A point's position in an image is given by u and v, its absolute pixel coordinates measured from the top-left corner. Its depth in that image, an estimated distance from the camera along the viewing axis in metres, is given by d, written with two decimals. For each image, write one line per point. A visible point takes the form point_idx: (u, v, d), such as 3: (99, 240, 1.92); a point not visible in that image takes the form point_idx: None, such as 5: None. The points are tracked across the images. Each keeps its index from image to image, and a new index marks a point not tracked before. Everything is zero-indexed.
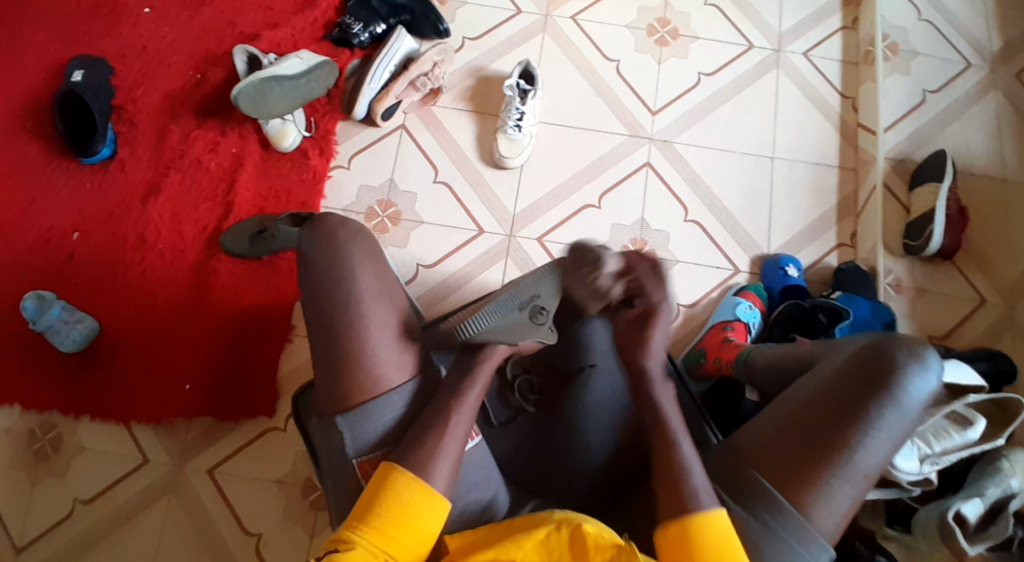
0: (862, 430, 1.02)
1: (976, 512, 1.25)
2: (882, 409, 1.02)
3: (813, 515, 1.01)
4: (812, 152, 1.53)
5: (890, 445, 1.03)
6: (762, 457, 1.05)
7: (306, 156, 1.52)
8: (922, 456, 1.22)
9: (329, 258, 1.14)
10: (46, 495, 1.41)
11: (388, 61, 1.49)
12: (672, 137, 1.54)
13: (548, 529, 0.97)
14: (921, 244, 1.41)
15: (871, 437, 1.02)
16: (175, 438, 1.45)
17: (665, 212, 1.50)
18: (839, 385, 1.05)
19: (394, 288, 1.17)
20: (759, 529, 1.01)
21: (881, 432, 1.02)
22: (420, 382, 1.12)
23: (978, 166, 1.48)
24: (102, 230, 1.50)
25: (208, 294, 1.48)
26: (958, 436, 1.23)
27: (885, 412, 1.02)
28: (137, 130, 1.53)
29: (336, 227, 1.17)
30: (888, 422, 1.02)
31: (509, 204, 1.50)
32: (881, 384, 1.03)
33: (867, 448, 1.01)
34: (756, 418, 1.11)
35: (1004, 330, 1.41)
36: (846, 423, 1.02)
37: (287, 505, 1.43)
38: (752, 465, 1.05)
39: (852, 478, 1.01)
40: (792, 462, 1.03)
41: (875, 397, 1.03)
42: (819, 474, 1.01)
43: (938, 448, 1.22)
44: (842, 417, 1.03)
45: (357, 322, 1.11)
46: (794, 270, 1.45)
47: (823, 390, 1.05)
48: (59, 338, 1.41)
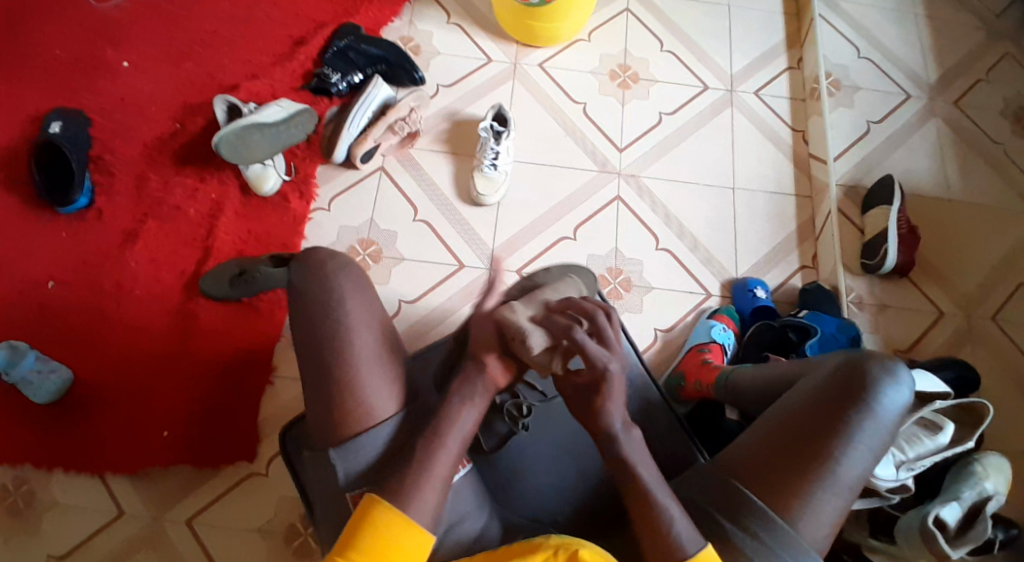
0: (845, 443, 1.06)
1: (954, 515, 1.29)
2: (862, 421, 1.07)
3: (802, 525, 1.04)
4: (770, 182, 1.63)
5: (870, 456, 1.07)
6: (752, 474, 1.08)
7: (286, 201, 1.55)
8: (898, 463, 1.27)
9: (316, 290, 1.13)
10: (14, 554, 1.35)
11: (366, 108, 1.54)
12: (640, 171, 1.62)
13: (546, 554, 0.97)
14: (878, 262, 1.50)
15: (852, 449, 1.06)
16: (154, 488, 1.41)
17: (637, 241, 1.56)
18: (820, 402, 1.09)
19: (380, 317, 1.16)
20: (755, 546, 1.03)
21: (861, 444, 1.06)
22: (408, 411, 1.11)
23: (924, 188, 1.60)
24: (79, 276, 1.49)
25: (188, 339, 1.47)
26: (930, 442, 1.28)
27: (864, 425, 1.07)
28: (115, 178, 1.55)
29: (323, 260, 1.17)
30: (867, 434, 1.07)
31: (488, 238, 1.54)
32: (859, 398, 1.08)
33: (849, 460, 1.06)
34: (741, 437, 1.13)
35: (964, 339, 1.50)
36: (829, 438, 1.06)
37: (270, 552, 1.39)
38: (741, 481, 1.08)
39: (836, 489, 1.05)
40: (781, 475, 1.06)
41: (855, 410, 1.07)
42: (805, 485, 1.05)
43: (912, 454, 1.28)
44: (824, 432, 1.07)
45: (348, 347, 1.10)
46: (762, 292, 1.52)
47: (805, 407, 1.10)
48: (32, 389, 1.37)
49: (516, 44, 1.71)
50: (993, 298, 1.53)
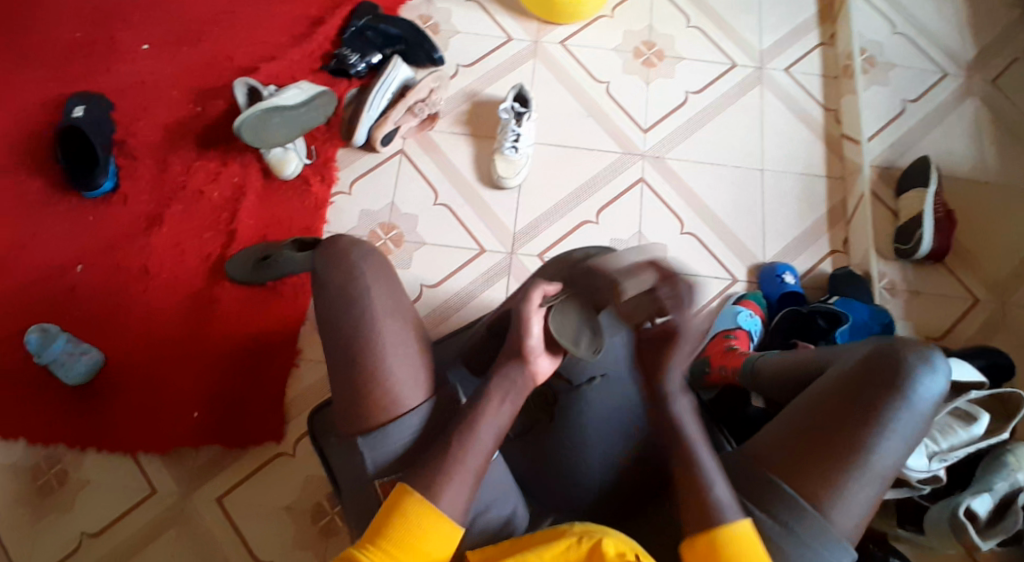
0: (879, 432, 1.03)
1: (986, 507, 1.26)
2: (896, 410, 1.04)
3: (834, 514, 1.02)
4: (800, 163, 1.58)
5: (905, 446, 1.05)
6: (782, 463, 1.05)
7: (308, 184, 1.54)
8: (930, 454, 1.24)
9: (339, 278, 1.13)
10: (51, 530, 1.39)
11: (384, 90, 1.52)
12: (664, 152, 1.58)
13: (569, 543, 0.97)
14: (912, 246, 1.46)
15: (887, 439, 1.03)
16: (183, 467, 1.43)
17: (661, 225, 1.53)
18: (853, 391, 1.06)
19: (403, 306, 1.16)
20: (783, 535, 1.02)
21: (896, 433, 1.04)
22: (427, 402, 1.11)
23: (960, 170, 1.54)
24: (105, 261, 1.50)
25: (212, 323, 1.48)
26: (963, 432, 1.26)
27: (899, 413, 1.04)
28: (138, 162, 1.55)
29: (344, 248, 1.16)
30: (902, 423, 1.04)
31: (509, 222, 1.53)
32: (894, 386, 1.05)
33: (883, 449, 1.03)
34: (770, 424, 1.11)
35: (999, 326, 1.45)
36: (863, 427, 1.04)
37: (297, 532, 1.41)
38: (771, 470, 1.06)
39: (869, 478, 1.03)
40: (812, 464, 1.04)
41: (890, 399, 1.05)
42: (836, 473, 1.02)
43: (945, 445, 1.25)
44: (857, 420, 1.04)
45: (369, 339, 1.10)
46: (791, 277, 1.48)
47: (837, 394, 1.07)
48: (64, 370, 1.40)
49: (537, 22, 1.68)
50: None
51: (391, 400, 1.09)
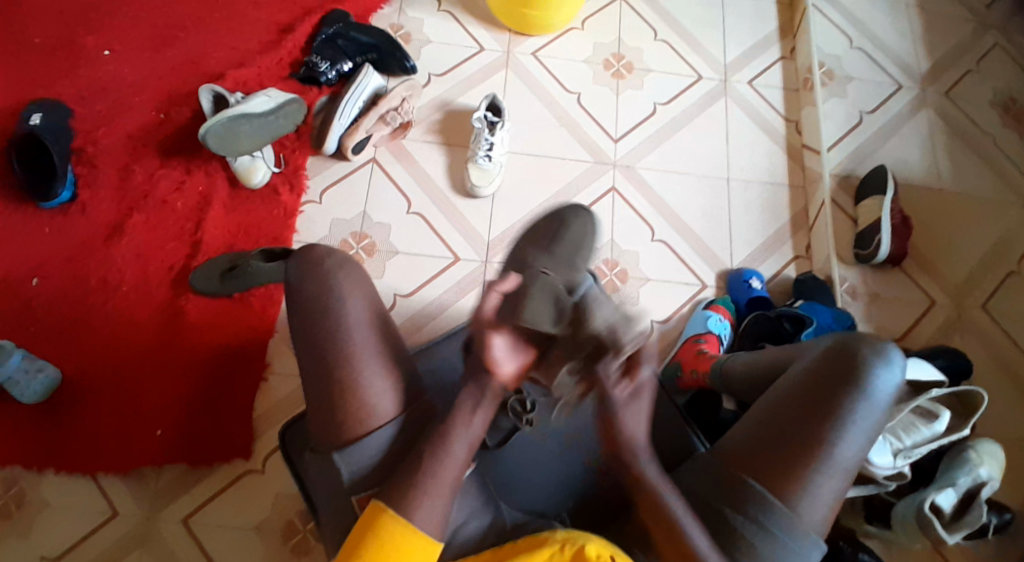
0: (840, 425, 1.06)
1: (950, 502, 1.32)
2: (855, 403, 1.07)
3: (800, 508, 1.04)
4: (764, 173, 1.63)
5: (866, 438, 1.07)
6: (749, 461, 1.08)
7: (276, 193, 1.52)
8: (895, 451, 1.29)
9: (317, 285, 1.09)
10: (7, 557, 1.32)
11: (357, 97, 1.52)
12: (634, 162, 1.60)
13: (552, 550, 0.98)
14: (870, 252, 1.52)
15: (848, 432, 1.06)
16: (147, 487, 1.38)
17: (633, 233, 1.56)
18: (815, 387, 1.09)
19: (382, 312, 1.12)
20: (754, 530, 1.04)
21: (856, 425, 1.06)
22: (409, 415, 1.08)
23: (915, 178, 1.61)
24: (64, 273, 1.44)
25: (178, 337, 1.44)
26: (926, 430, 1.30)
27: (858, 408, 1.07)
28: (98, 171, 1.50)
29: (320, 255, 1.11)
30: (861, 415, 1.07)
31: (483, 231, 1.52)
32: (852, 380, 1.08)
33: (845, 442, 1.06)
34: (739, 423, 1.13)
35: (953, 327, 1.52)
36: (825, 420, 1.06)
37: (268, 551, 1.37)
38: (739, 468, 1.08)
39: (833, 472, 1.05)
40: (778, 460, 1.06)
41: (849, 393, 1.07)
42: (801, 467, 1.05)
43: (909, 442, 1.30)
44: (819, 415, 1.07)
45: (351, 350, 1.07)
46: (758, 282, 1.53)
47: (800, 391, 1.09)
48: (18, 389, 1.34)
49: (509, 32, 1.69)
50: (983, 285, 1.55)
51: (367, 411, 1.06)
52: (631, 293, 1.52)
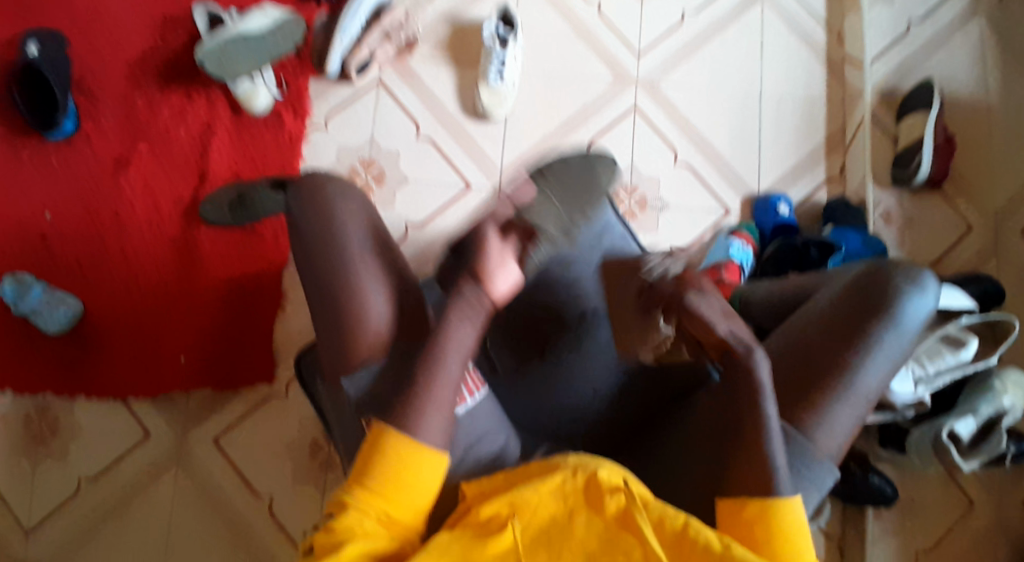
0: (863, 353, 0.99)
1: (969, 429, 1.31)
2: (882, 330, 0.99)
3: (818, 435, 0.98)
4: (800, 87, 1.51)
5: (890, 367, 1.00)
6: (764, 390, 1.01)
7: (280, 118, 1.46)
8: (916, 379, 1.27)
9: (315, 214, 1.07)
10: (49, 478, 1.38)
11: (359, 12, 1.41)
12: (659, 78, 1.50)
13: (563, 477, 0.87)
14: (911, 171, 1.42)
15: (871, 359, 0.99)
16: (175, 410, 1.42)
17: (654, 156, 1.48)
18: (839, 314, 1.01)
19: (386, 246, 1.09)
20: None
21: (880, 353, 0.99)
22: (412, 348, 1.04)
23: (961, 94, 1.49)
24: (76, 207, 1.43)
25: (193, 270, 1.44)
26: (950, 357, 1.26)
27: (884, 335, 0.99)
28: (101, 100, 1.46)
29: (321, 183, 1.10)
30: (887, 344, 0.99)
31: (495, 157, 1.46)
32: (881, 307, 1.00)
33: (867, 370, 0.98)
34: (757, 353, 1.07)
35: (989, 255, 1.44)
36: (847, 347, 0.99)
37: (297, 468, 1.41)
38: None
39: (853, 398, 0.98)
40: (795, 389, 0.99)
41: (876, 319, 0.99)
42: (818, 396, 0.98)
43: (932, 369, 1.26)
44: (842, 342, 0.99)
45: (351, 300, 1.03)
46: (785, 207, 1.45)
47: (823, 319, 1.02)
48: (44, 319, 1.36)
49: None
50: None
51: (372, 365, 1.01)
52: (650, 221, 1.45)
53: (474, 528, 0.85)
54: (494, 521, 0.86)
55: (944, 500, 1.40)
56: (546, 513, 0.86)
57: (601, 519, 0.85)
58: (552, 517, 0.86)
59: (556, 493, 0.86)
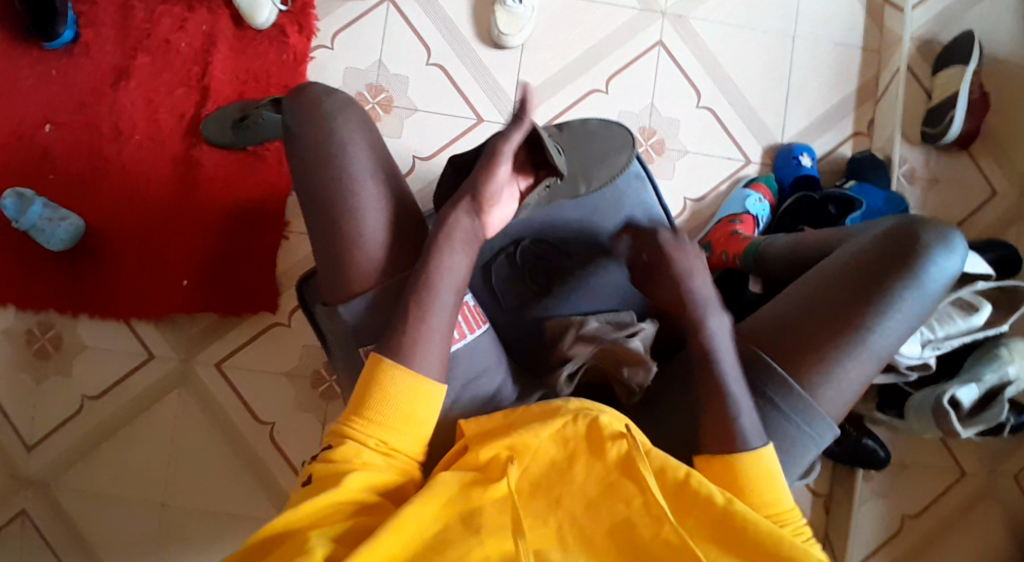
0: (881, 311, 0.95)
1: (971, 397, 1.26)
2: (903, 289, 0.96)
3: (821, 390, 0.96)
4: (837, 30, 1.42)
5: (906, 327, 0.97)
6: (775, 341, 0.98)
7: (284, 35, 1.39)
8: (924, 342, 1.23)
9: (314, 131, 1.02)
10: (55, 393, 1.41)
11: None
12: (688, 11, 1.41)
13: (565, 420, 0.89)
14: (941, 131, 1.35)
15: (888, 318, 0.96)
16: (180, 333, 1.43)
17: (676, 97, 1.40)
18: (862, 269, 0.97)
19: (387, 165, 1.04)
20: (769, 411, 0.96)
21: (898, 313, 0.96)
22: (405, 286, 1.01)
23: (1008, 46, 1.40)
24: (76, 120, 1.38)
25: (195, 190, 1.41)
26: (961, 322, 1.23)
27: (905, 295, 0.96)
28: (99, 7, 1.40)
29: (318, 95, 1.05)
30: (908, 304, 0.96)
31: (509, 90, 1.39)
32: (905, 265, 0.96)
33: (883, 329, 0.96)
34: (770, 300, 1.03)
35: (1012, 220, 1.38)
36: (866, 303, 0.96)
37: (298, 396, 1.43)
38: (761, 344, 0.99)
39: (862, 356, 0.96)
40: (806, 342, 0.96)
41: (898, 277, 0.96)
42: (830, 351, 0.95)
43: (941, 333, 1.23)
44: (861, 298, 0.96)
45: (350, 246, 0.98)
46: (808, 159, 1.38)
47: (844, 272, 0.98)
48: (46, 236, 1.33)
49: None
50: None
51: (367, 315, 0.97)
52: (666, 167, 1.39)
53: (474, 471, 0.88)
54: (495, 464, 0.88)
55: (937, 465, 1.40)
56: (547, 457, 0.89)
57: (601, 469, 0.87)
58: (555, 461, 0.88)
59: (556, 435, 0.89)
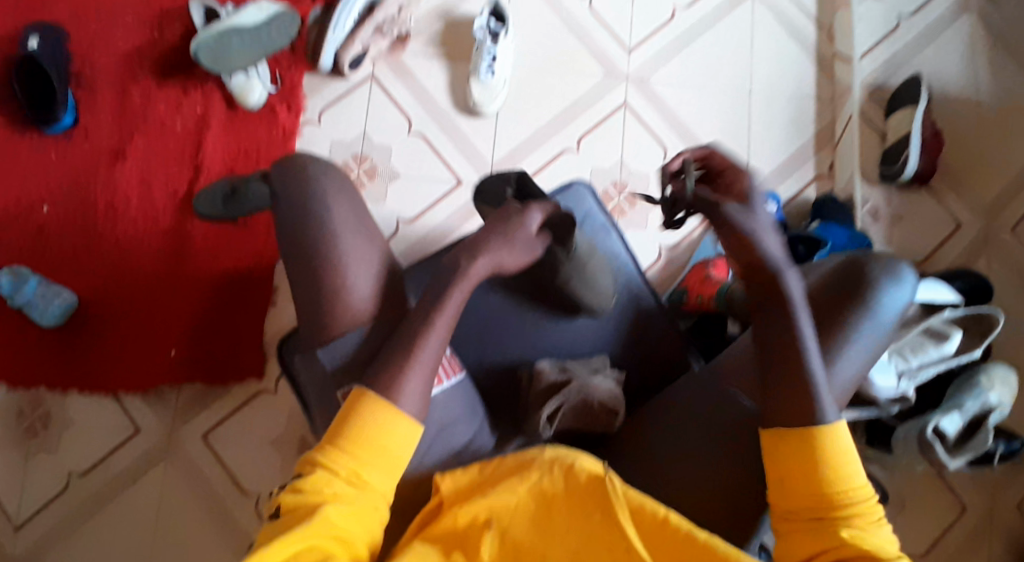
0: (838, 344, 0.95)
1: (954, 425, 1.28)
2: (857, 322, 0.95)
3: None
4: (790, 85, 1.52)
5: (866, 358, 0.96)
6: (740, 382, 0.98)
7: (274, 113, 1.48)
8: (901, 373, 1.26)
9: (293, 187, 1.01)
10: (41, 471, 1.40)
11: (352, 8, 1.44)
12: (649, 75, 1.51)
13: (541, 473, 0.89)
14: (898, 169, 1.44)
15: (846, 350, 0.95)
16: (166, 405, 1.44)
17: (644, 153, 1.48)
18: (816, 306, 0.97)
19: (369, 222, 1.03)
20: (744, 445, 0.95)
21: (856, 344, 0.95)
22: (380, 322, 0.98)
23: (952, 90, 1.51)
24: (72, 200, 1.45)
25: (186, 263, 1.46)
26: (934, 350, 1.26)
27: (860, 327, 0.95)
28: (97, 93, 1.48)
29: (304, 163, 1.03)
30: (863, 336, 0.95)
31: (486, 152, 1.47)
32: (855, 299, 0.96)
33: (842, 361, 0.95)
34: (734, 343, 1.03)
35: (980, 250, 1.45)
36: (822, 339, 0.95)
37: (284, 463, 1.43)
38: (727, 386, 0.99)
39: (832, 395, 0.95)
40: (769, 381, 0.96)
41: (851, 310, 0.95)
42: None
43: (916, 363, 1.26)
44: (817, 334, 0.96)
45: (335, 291, 0.97)
46: (774, 205, 1.44)
47: None
48: (37, 312, 1.39)
49: None
50: (1016, 206, 1.47)
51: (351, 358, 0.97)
52: (638, 217, 1.46)
53: (450, 538, 0.86)
54: (473, 527, 0.86)
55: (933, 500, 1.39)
56: (525, 515, 0.87)
57: (580, 524, 0.86)
58: (532, 518, 0.87)
59: (534, 490, 0.88)
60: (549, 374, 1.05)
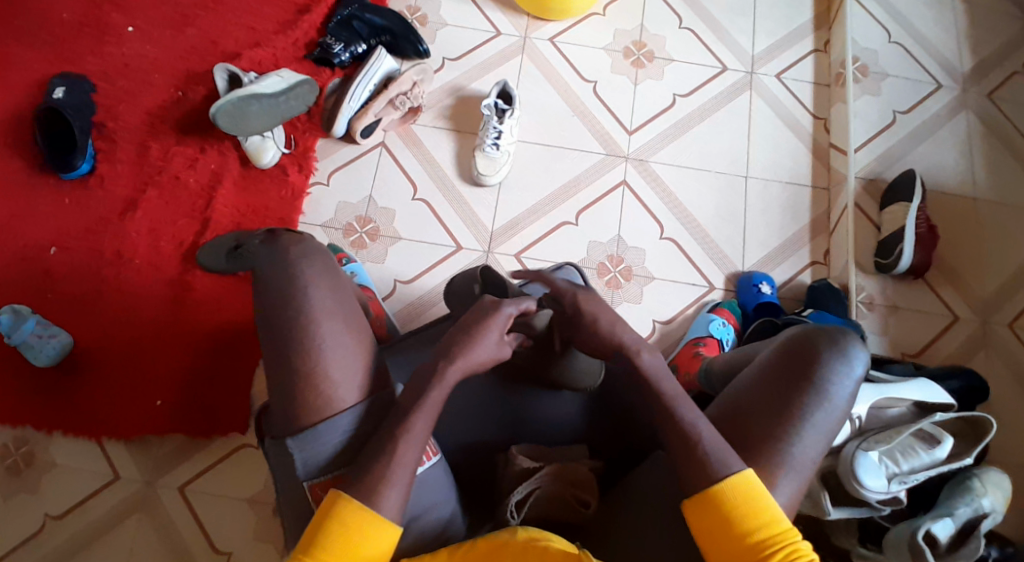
0: (795, 424, 0.95)
1: (947, 532, 1.17)
2: (810, 400, 0.96)
3: None
4: (786, 172, 1.56)
5: (824, 437, 0.96)
6: None
7: (285, 173, 1.54)
8: (889, 475, 1.16)
9: (278, 257, 1.02)
10: (16, 511, 1.38)
11: (368, 80, 1.51)
12: (648, 156, 1.56)
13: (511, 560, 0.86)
14: (892, 262, 1.44)
15: (804, 429, 0.95)
16: (147, 455, 1.42)
17: (641, 229, 1.51)
18: (770, 385, 0.98)
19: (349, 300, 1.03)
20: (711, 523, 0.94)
21: (812, 422, 0.95)
22: (371, 403, 0.98)
23: (948, 185, 1.53)
24: (82, 245, 1.49)
25: (182, 312, 1.47)
26: (925, 455, 1.17)
27: (814, 406, 0.96)
28: (118, 146, 1.55)
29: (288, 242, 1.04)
30: (817, 414, 0.95)
31: (487, 221, 1.51)
32: (806, 376, 0.97)
33: (802, 441, 0.94)
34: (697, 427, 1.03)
35: (978, 346, 1.43)
36: (778, 418, 0.95)
37: (259, 524, 1.39)
38: None
39: (791, 475, 0.94)
40: None
41: (802, 388, 0.96)
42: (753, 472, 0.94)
43: (906, 467, 1.16)
44: (772, 413, 0.96)
45: (313, 323, 0.98)
46: (768, 287, 1.46)
47: (754, 391, 0.98)
48: (33, 352, 1.38)
49: (527, 16, 1.66)
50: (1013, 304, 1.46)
51: (326, 398, 0.96)
52: (633, 292, 1.48)
53: None
54: None
55: None
56: None
57: None
58: None
59: None
60: (523, 459, 1.02)
